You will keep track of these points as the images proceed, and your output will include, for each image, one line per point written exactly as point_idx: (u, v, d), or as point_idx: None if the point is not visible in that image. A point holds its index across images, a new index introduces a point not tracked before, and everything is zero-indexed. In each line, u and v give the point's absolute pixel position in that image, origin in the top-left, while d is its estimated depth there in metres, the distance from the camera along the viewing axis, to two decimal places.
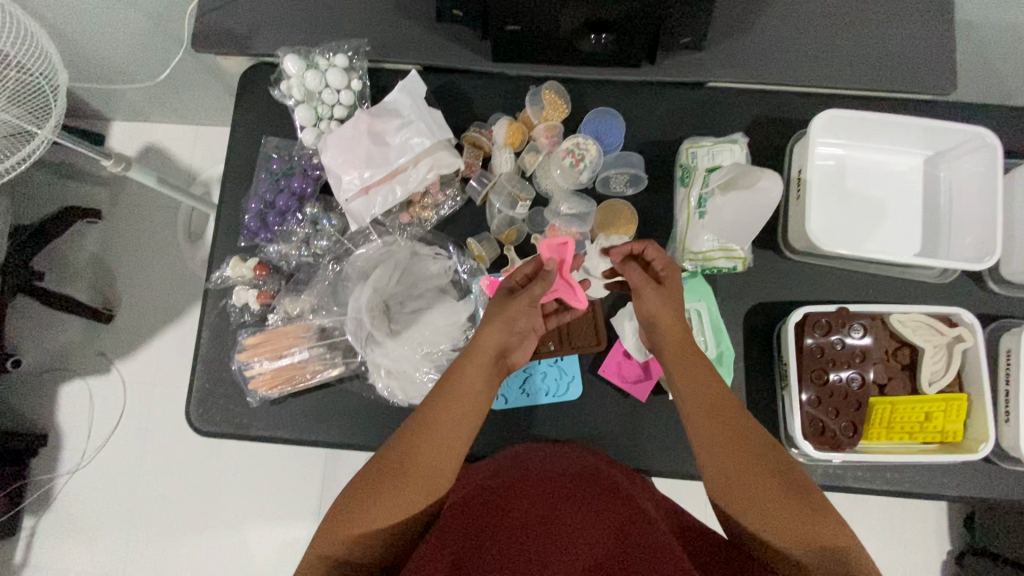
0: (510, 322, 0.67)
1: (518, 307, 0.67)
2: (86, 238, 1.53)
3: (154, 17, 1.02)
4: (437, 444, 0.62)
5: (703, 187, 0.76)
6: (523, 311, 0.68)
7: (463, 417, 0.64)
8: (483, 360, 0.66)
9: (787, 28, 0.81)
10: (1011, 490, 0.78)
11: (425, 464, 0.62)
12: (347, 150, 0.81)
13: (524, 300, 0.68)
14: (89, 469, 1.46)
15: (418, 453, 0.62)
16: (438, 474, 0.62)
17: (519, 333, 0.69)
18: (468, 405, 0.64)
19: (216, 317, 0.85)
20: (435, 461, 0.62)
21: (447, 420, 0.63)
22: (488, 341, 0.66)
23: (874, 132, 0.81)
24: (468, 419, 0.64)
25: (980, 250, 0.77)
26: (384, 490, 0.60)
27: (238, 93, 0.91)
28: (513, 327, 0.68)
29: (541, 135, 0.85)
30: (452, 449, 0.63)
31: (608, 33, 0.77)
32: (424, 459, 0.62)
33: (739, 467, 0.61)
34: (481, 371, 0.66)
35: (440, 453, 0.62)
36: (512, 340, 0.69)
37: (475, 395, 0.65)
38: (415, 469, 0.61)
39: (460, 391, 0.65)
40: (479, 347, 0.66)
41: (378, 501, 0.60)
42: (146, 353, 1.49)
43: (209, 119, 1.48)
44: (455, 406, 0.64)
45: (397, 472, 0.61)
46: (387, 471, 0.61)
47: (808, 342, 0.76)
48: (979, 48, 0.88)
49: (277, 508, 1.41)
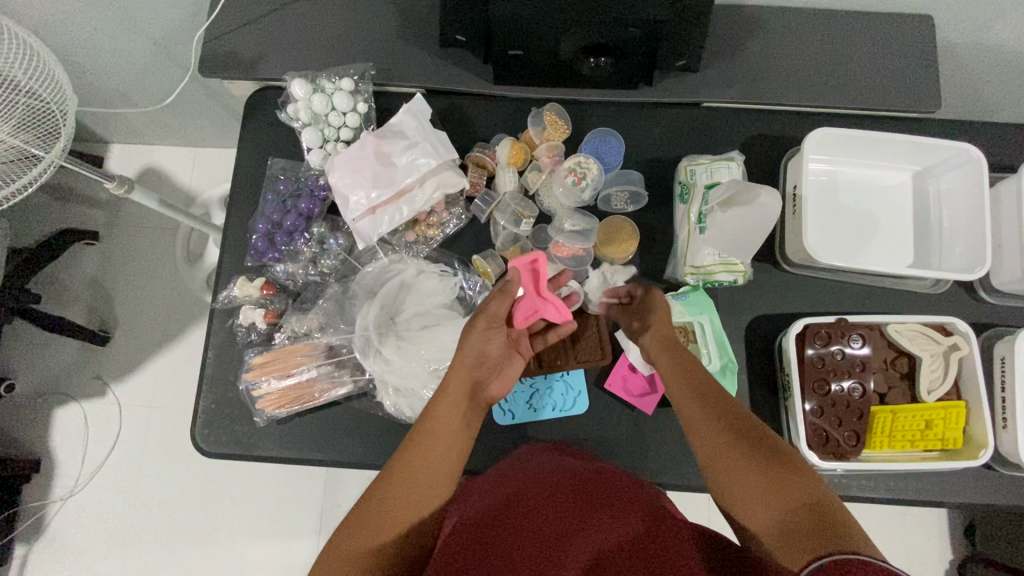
0: (480, 348, 0.68)
1: (479, 334, 0.69)
2: (82, 260, 1.52)
3: (160, 43, 1.04)
4: (419, 476, 0.61)
5: (703, 204, 0.79)
6: (487, 336, 0.69)
7: (445, 448, 0.63)
8: (459, 392, 0.66)
9: (779, 50, 0.85)
10: (1011, 496, 0.79)
11: (408, 499, 0.60)
12: (355, 171, 0.82)
13: (483, 323, 0.69)
14: (83, 495, 1.43)
15: (399, 491, 0.60)
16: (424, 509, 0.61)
17: (489, 361, 0.70)
18: (448, 436, 0.64)
19: (222, 337, 0.86)
20: (420, 495, 0.61)
21: (426, 455, 0.62)
22: (460, 373, 0.67)
23: (864, 149, 0.84)
24: (451, 449, 0.64)
25: (971, 260, 0.80)
26: (368, 529, 0.58)
27: (244, 117, 0.93)
28: (481, 358, 0.68)
29: (543, 155, 0.88)
30: (437, 479, 0.62)
31: (606, 56, 0.79)
32: (407, 493, 0.60)
33: (730, 453, 0.60)
34: (459, 404, 0.66)
35: (423, 488, 0.61)
36: (483, 370, 0.69)
37: (454, 428, 0.65)
38: (399, 505, 0.59)
39: (439, 425, 0.64)
40: (452, 381, 0.66)
41: (362, 538, 0.57)
42: (143, 376, 1.47)
43: (210, 141, 1.50)
44: (435, 438, 0.63)
45: (382, 509, 0.59)
46: (369, 512, 0.59)
47: (809, 353, 0.77)
48: (961, 68, 0.92)
49: (277, 531, 1.39)
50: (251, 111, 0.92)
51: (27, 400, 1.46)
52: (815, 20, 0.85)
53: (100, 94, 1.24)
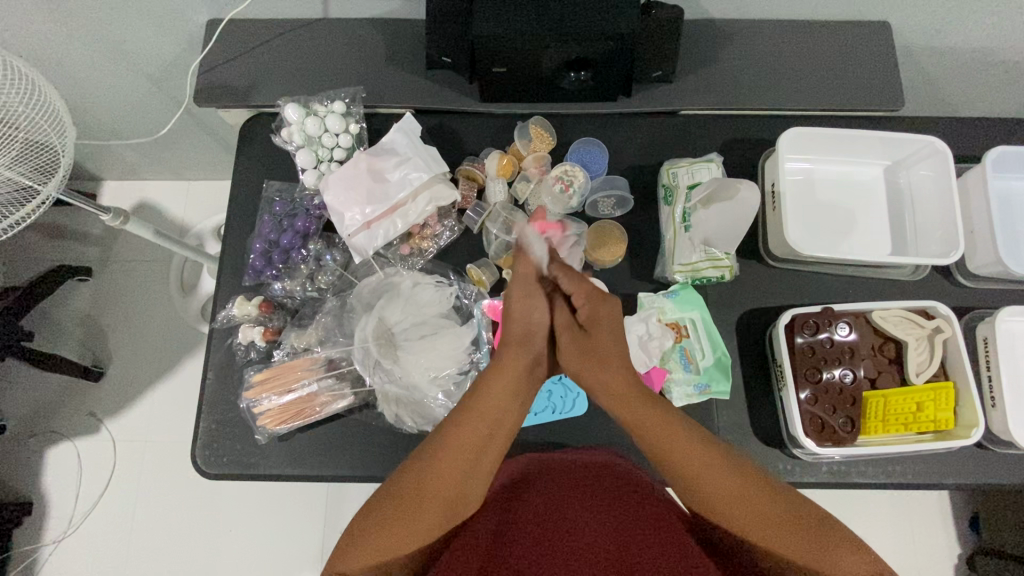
0: (527, 321, 0.65)
1: (519, 304, 0.65)
2: (73, 295, 1.52)
3: (154, 79, 1.07)
4: (468, 455, 0.59)
5: (686, 203, 0.83)
6: (526, 307, 0.65)
7: (493, 430, 0.60)
8: (511, 373, 0.62)
9: (749, 59, 0.89)
10: (1006, 473, 0.81)
11: (454, 477, 0.58)
12: (350, 188, 0.85)
13: (518, 291, 0.66)
14: (76, 536, 1.39)
15: (443, 471, 0.58)
16: (471, 489, 0.60)
17: (539, 333, 0.65)
18: (498, 416, 0.61)
19: (222, 357, 0.87)
20: (464, 475, 0.59)
21: (475, 435, 0.59)
22: (514, 350, 0.64)
23: (836, 147, 0.88)
24: (501, 430, 0.61)
25: (946, 246, 0.83)
26: (406, 510, 0.57)
27: (239, 142, 0.95)
28: (528, 331, 0.65)
29: (531, 165, 0.91)
30: (484, 460, 0.60)
31: (587, 70, 0.83)
32: (454, 471, 0.58)
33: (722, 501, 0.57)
34: (513, 373, 0.62)
35: (471, 469, 0.59)
36: (538, 344, 0.65)
37: (508, 408, 0.61)
38: (443, 485, 0.58)
39: (488, 405, 0.61)
40: (509, 357, 0.63)
41: (399, 524, 0.57)
42: (136, 410, 1.45)
43: (200, 173, 1.52)
44: (486, 420, 0.60)
45: (425, 491, 0.58)
46: (409, 489, 0.58)
47: (798, 342, 0.80)
48: (920, 68, 0.97)
49: (279, 559, 1.36)
50: (244, 137, 0.95)
51: (17, 441, 1.43)
52: (780, 30, 0.90)
53: (92, 130, 1.26)
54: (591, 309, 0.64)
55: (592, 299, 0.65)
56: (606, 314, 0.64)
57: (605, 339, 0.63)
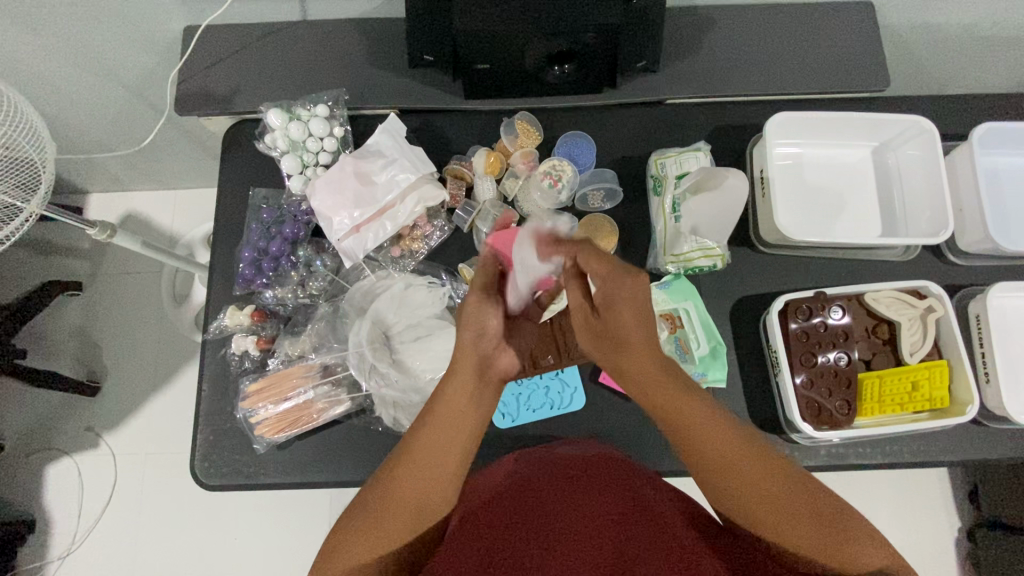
0: (481, 322, 0.58)
1: (475, 304, 0.58)
2: (64, 310, 1.50)
3: (134, 88, 1.06)
4: (431, 462, 0.57)
5: (675, 193, 0.84)
6: (484, 308, 0.58)
7: (455, 438, 0.57)
8: (466, 377, 0.58)
9: (733, 45, 0.89)
10: (1001, 447, 0.82)
11: (416, 486, 0.57)
12: (336, 193, 0.85)
13: (475, 293, 0.59)
14: (81, 550, 1.39)
15: (406, 479, 0.57)
16: (436, 496, 0.58)
17: (499, 333, 0.59)
18: (460, 424, 0.57)
19: (216, 368, 0.86)
20: (425, 485, 0.57)
21: (437, 442, 0.57)
22: (463, 357, 0.58)
23: (824, 130, 0.88)
24: (461, 439, 0.58)
25: (936, 225, 0.83)
26: (375, 522, 0.56)
27: (223, 150, 0.94)
28: (481, 330, 0.58)
29: (518, 161, 0.90)
30: (448, 468, 0.58)
31: (569, 63, 0.83)
32: (415, 479, 0.57)
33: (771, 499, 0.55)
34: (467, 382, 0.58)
35: (431, 476, 0.57)
36: (496, 343, 0.59)
37: (465, 416, 0.57)
38: (407, 494, 0.57)
39: (446, 412, 0.57)
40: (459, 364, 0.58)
41: (365, 531, 0.56)
42: (135, 422, 1.45)
43: (187, 181, 1.50)
44: (446, 428, 0.57)
45: (391, 499, 0.57)
46: (377, 500, 0.57)
47: (792, 327, 0.80)
48: (906, 47, 0.97)
49: (287, 563, 1.36)
50: (228, 145, 0.93)
51: (16, 459, 1.42)
52: (764, 14, 0.89)
53: (73, 142, 1.24)
54: (616, 292, 0.56)
55: (608, 283, 0.57)
56: (626, 296, 0.56)
57: (628, 322, 0.56)
